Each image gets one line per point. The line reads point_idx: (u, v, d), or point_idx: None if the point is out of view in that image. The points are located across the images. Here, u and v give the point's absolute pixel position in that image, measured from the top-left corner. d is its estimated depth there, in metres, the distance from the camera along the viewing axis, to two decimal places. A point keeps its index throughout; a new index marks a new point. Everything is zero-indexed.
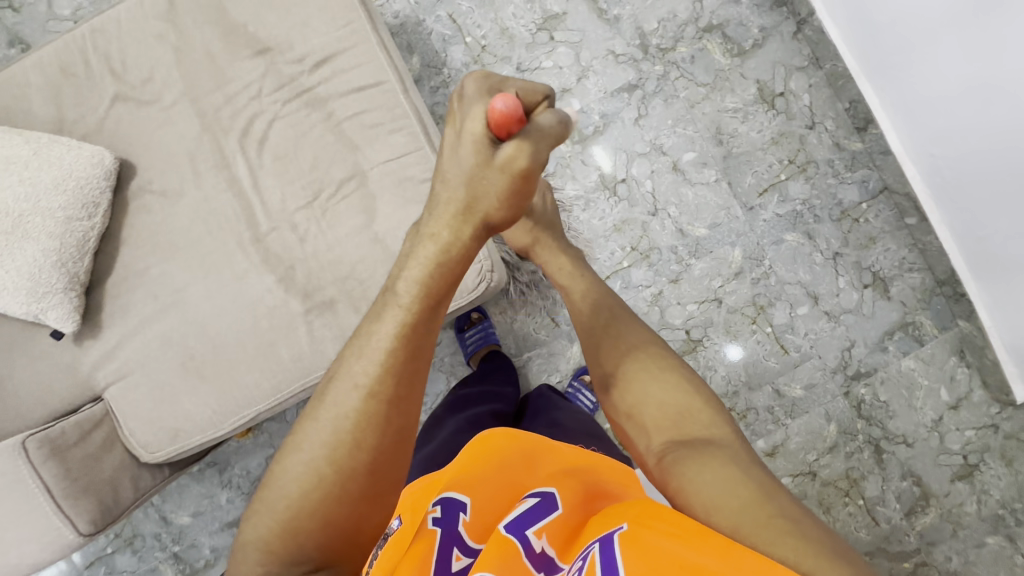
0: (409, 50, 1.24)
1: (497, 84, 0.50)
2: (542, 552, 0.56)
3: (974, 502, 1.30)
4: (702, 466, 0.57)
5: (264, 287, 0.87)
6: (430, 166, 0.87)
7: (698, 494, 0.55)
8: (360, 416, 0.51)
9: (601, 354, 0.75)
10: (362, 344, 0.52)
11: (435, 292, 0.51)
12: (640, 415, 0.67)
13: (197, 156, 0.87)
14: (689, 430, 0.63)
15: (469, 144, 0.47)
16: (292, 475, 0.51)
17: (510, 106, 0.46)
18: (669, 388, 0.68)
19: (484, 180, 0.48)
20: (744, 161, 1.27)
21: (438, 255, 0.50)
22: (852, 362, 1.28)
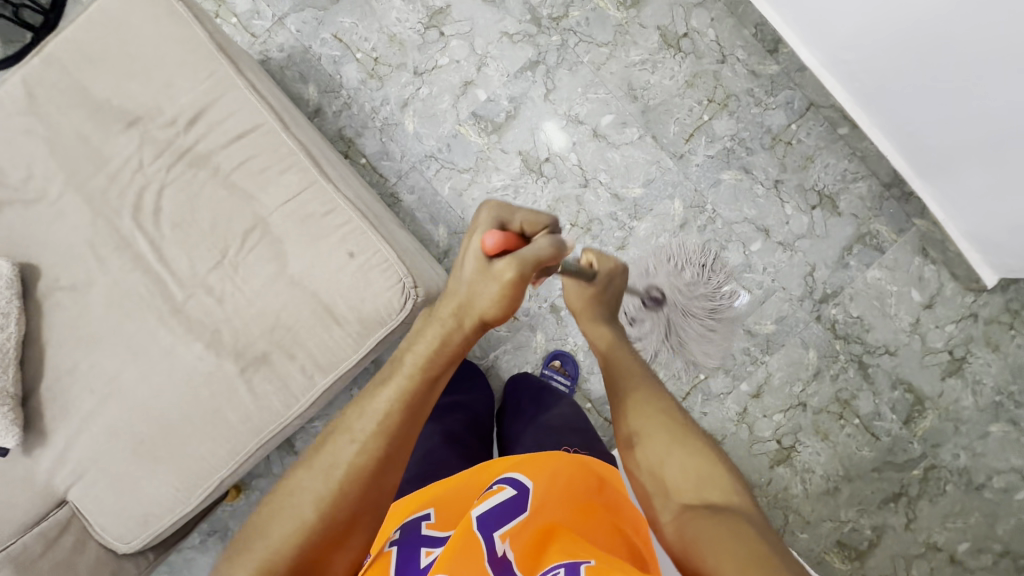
0: (303, 80, 1.22)
1: (505, 211, 0.61)
2: (504, 556, 0.60)
3: (969, 394, 1.28)
4: (720, 529, 0.55)
5: (194, 356, 0.85)
6: (329, 197, 0.86)
7: (710, 557, 0.53)
8: (356, 471, 0.59)
9: (626, 410, 0.73)
10: (369, 402, 0.62)
11: (431, 370, 0.62)
12: (661, 475, 0.65)
13: (95, 241, 0.86)
14: (707, 495, 0.61)
15: (471, 258, 0.59)
16: (281, 517, 0.58)
17: (499, 241, 0.57)
18: (688, 447, 0.66)
19: (481, 286, 0.59)
20: (663, 111, 1.24)
21: (443, 338, 0.62)
22: (817, 285, 1.26)
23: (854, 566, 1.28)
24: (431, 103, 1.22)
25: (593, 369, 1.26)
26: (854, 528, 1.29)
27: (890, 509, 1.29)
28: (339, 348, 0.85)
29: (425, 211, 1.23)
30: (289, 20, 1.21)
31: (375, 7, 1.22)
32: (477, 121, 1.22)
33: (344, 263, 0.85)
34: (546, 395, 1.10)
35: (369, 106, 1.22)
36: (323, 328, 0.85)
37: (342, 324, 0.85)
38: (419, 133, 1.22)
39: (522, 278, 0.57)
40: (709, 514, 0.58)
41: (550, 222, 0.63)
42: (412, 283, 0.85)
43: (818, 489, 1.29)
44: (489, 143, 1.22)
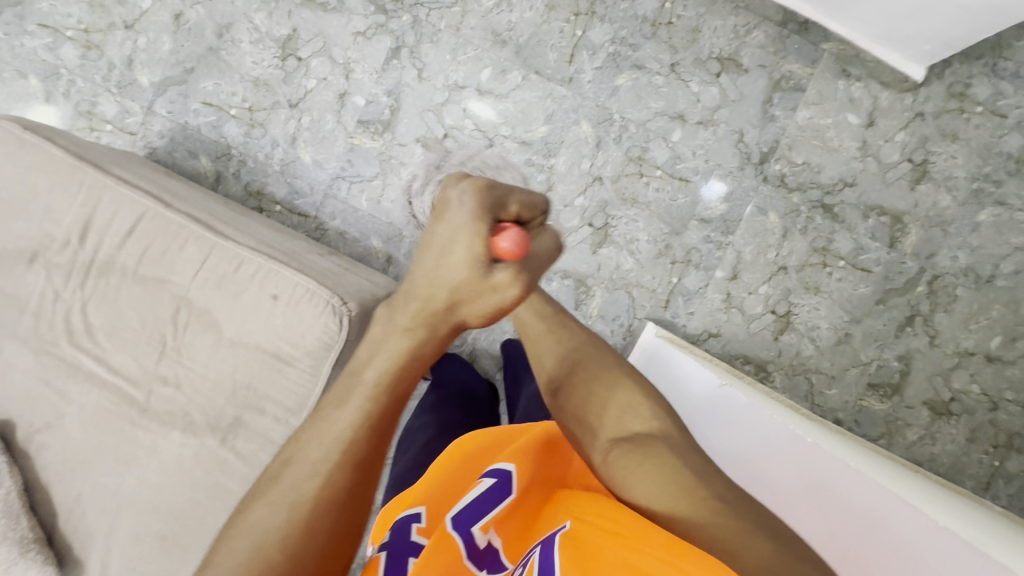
0: (193, 155, 1.24)
1: (496, 195, 0.48)
2: (487, 547, 0.56)
3: (946, 193, 1.23)
4: (646, 457, 0.57)
5: (176, 444, 0.88)
6: (233, 254, 0.88)
7: (637, 489, 0.56)
8: (321, 503, 0.48)
9: (556, 367, 0.75)
10: (327, 426, 0.50)
11: (401, 388, 0.51)
12: (593, 421, 0.66)
13: (48, 377, 0.89)
14: (630, 427, 0.63)
15: (458, 262, 0.46)
16: (232, 563, 0.46)
17: (515, 245, 0.46)
18: (615, 393, 0.67)
19: (470, 294, 0.48)
20: (536, 44, 1.21)
21: (411, 352, 0.50)
22: (752, 148, 1.23)
23: (895, 402, 1.26)
24: (317, 128, 1.23)
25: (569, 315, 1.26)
26: (880, 366, 1.26)
27: (909, 334, 1.25)
28: (298, 386, 0.87)
29: (354, 230, 1.24)
30: (158, 106, 1.23)
31: (227, 60, 1.22)
32: (365, 126, 1.22)
33: (271, 307, 0.87)
34: None
35: (262, 154, 1.23)
36: (277, 373, 0.87)
37: (292, 363, 0.87)
38: (318, 160, 1.23)
39: (524, 292, 0.48)
40: (632, 445, 0.60)
41: (544, 201, 0.53)
42: (340, 301, 0.86)
43: (830, 342, 1.26)
44: (385, 143, 1.22)
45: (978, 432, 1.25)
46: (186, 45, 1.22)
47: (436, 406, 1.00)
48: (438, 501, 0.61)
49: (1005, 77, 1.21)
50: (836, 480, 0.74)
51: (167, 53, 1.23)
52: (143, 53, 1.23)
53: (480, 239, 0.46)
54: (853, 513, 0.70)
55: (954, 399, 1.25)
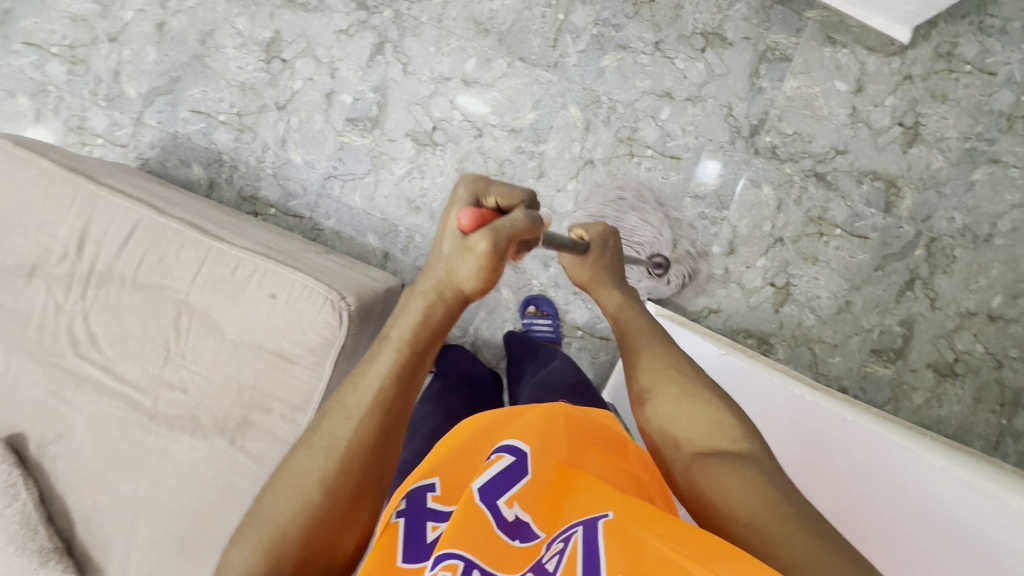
0: (185, 163, 1.24)
1: (482, 182, 0.56)
2: (516, 521, 0.52)
3: (938, 154, 1.23)
4: (735, 473, 0.51)
5: (186, 448, 0.89)
6: (229, 257, 0.88)
7: (724, 504, 0.49)
8: (356, 443, 0.51)
9: (637, 370, 0.67)
10: (356, 384, 0.54)
11: (424, 344, 0.55)
12: (673, 433, 0.59)
13: (56, 389, 0.91)
14: (716, 441, 0.56)
15: (447, 237, 0.54)
16: (280, 500, 0.49)
17: (474, 218, 0.52)
18: (702, 402, 0.60)
19: (458, 261, 0.53)
20: (519, 30, 1.21)
21: (425, 313, 0.55)
22: (741, 122, 1.23)
23: (899, 366, 1.26)
24: (307, 129, 1.23)
25: (569, 300, 1.26)
26: (883, 332, 1.26)
27: (909, 297, 1.25)
28: (303, 383, 0.87)
29: (349, 228, 1.25)
30: (147, 117, 1.24)
31: (213, 67, 1.22)
32: (354, 124, 1.23)
33: (270, 305, 0.88)
34: (544, 351, 1.09)
35: (253, 159, 1.24)
36: (281, 371, 0.88)
37: (295, 360, 0.88)
38: (309, 161, 1.24)
39: (497, 249, 0.51)
40: (720, 459, 0.53)
41: (526, 195, 0.58)
42: (339, 296, 0.87)
43: (830, 311, 1.26)
44: (375, 139, 1.23)
45: (984, 392, 1.25)
46: (171, 54, 1.23)
47: (442, 396, 1.01)
48: (451, 474, 0.58)
49: (992, 34, 1.20)
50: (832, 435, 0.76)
51: (152, 63, 1.23)
52: (129, 65, 1.23)
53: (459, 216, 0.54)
54: (854, 464, 0.70)
55: (958, 360, 1.25)
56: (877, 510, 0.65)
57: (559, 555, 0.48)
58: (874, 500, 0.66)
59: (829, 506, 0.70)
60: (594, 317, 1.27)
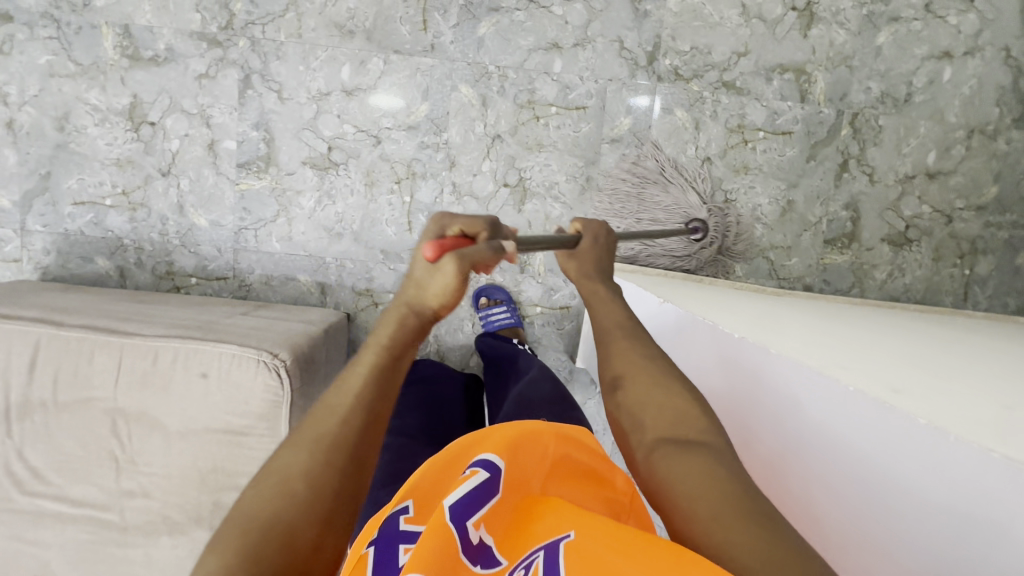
0: (88, 258, 1.19)
1: (446, 219, 0.51)
2: (480, 543, 0.47)
3: (839, 28, 1.19)
4: (699, 464, 0.45)
5: (169, 548, 0.86)
6: (145, 349, 0.84)
7: (678, 488, 0.45)
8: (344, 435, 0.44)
9: (609, 356, 0.61)
10: (329, 400, 0.47)
11: (404, 352, 0.50)
12: (642, 417, 0.53)
13: (18, 530, 0.87)
14: (685, 430, 0.50)
15: (417, 265, 0.48)
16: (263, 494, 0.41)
17: (440, 246, 0.46)
18: (674, 389, 0.54)
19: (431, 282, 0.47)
20: (384, 22, 1.14)
21: (400, 326, 0.50)
22: (636, 52, 1.18)
23: (855, 250, 1.26)
24: (200, 187, 1.17)
25: (518, 281, 1.23)
26: (831, 221, 1.25)
27: (848, 179, 1.24)
28: (261, 453, 0.84)
29: (278, 275, 1.20)
30: (32, 223, 1.17)
31: (80, 152, 1.15)
32: (247, 168, 1.16)
33: (204, 385, 0.84)
34: (522, 360, 1.04)
35: (156, 234, 1.18)
36: (237, 448, 0.84)
37: (247, 432, 0.84)
38: (213, 220, 1.18)
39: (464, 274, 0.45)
40: (683, 447, 0.48)
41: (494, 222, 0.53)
42: (271, 355, 0.84)
43: (776, 215, 1.25)
44: (273, 178, 1.17)
45: (941, 250, 1.26)
46: (32, 151, 1.15)
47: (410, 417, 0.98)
48: (426, 492, 0.53)
49: None
50: (765, 368, 0.61)
51: (16, 165, 1.15)
52: None
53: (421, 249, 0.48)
54: (782, 402, 0.57)
55: (909, 227, 1.25)
56: (791, 468, 0.56)
57: None
58: (804, 443, 0.54)
59: (770, 455, 0.60)
60: (547, 290, 1.24)
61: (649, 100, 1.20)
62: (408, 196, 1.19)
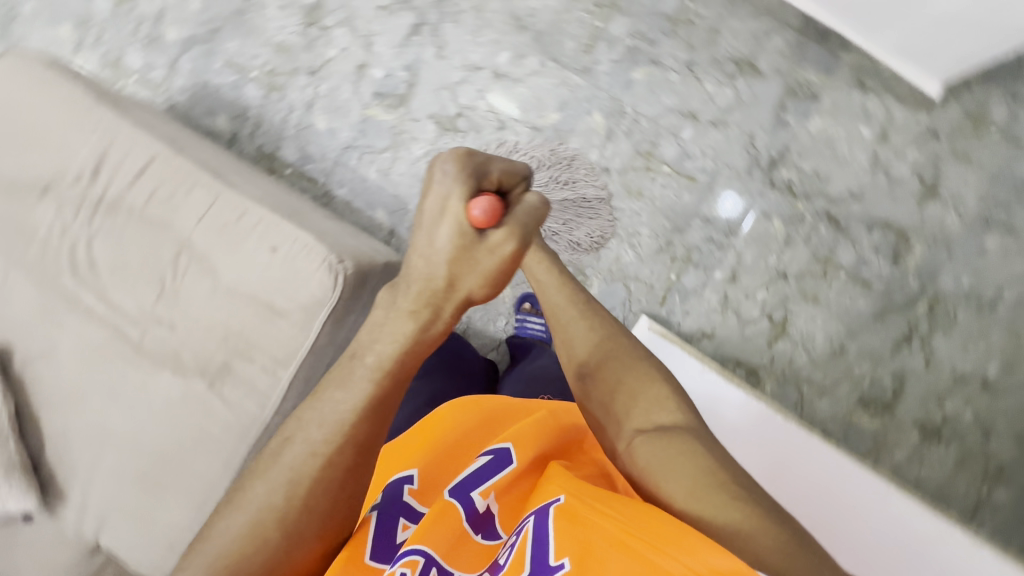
0: (211, 112, 1.28)
1: (472, 169, 0.53)
2: (485, 513, 0.55)
3: (952, 214, 1.22)
4: (672, 447, 0.53)
5: (166, 384, 0.91)
6: (238, 203, 0.90)
7: (667, 476, 0.51)
8: (318, 484, 0.53)
9: (577, 342, 0.65)
10: (326, 414, 0.54)
11: (400, 372, 0.54)
12: (615, 406, 0.59)
13: (48, 308, 0.93)
14: (658, 417, 0.57)
15: (455, 232, 0.51)
16: (239, 531, 0.52)
17: (489, 209, 0.51)
18: (641, 375, 0.61)
19: (468, 263, 0.52)
20: (556, 30, 1.23)
21: (416, 334, 0.54)
22: (762, 152, 1.23)
23: (886, 421, 1.24)
24: (334, 96, 1.25)
25: None
26: (873, 382, 1.24)
27: (904, 351, 1.24)
28: (287, 339, 0.88)
29: (359, 201, 1.26)
30: (183, 63, 1.28)
31: (254, 24, 1.26)
32: (381, 99, 1.25)
33: (270, 258, 0.89)
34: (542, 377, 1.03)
35: (278, 118, 1.27)
36: (270, 324, 0.89)
37: (285, 315, 0.89)
38: (331, 128, 1.26)
39: (521, 245, 0.52)
40: (660, 433, 0.54)
41: (526, 171, 0.57)
42: (337, 259, 0.88)
43: (824, 354, 1.25)
44: (399, 116, 1.25)
45: (968, 459, 1.23)
46: (216, 5, 1.27)
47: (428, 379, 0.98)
48: (431, 467, 0.62)
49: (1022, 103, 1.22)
50: None
51: (197, 11, 1.27)
52: (174, 11, 1.28)
53: (466, 207, 0.51)
54: None
55: (946, 423, 1.23)
56: None
57: (510, 546, 0.50)
58: None
59: None
60: None
61: (754, 201, 1.24)
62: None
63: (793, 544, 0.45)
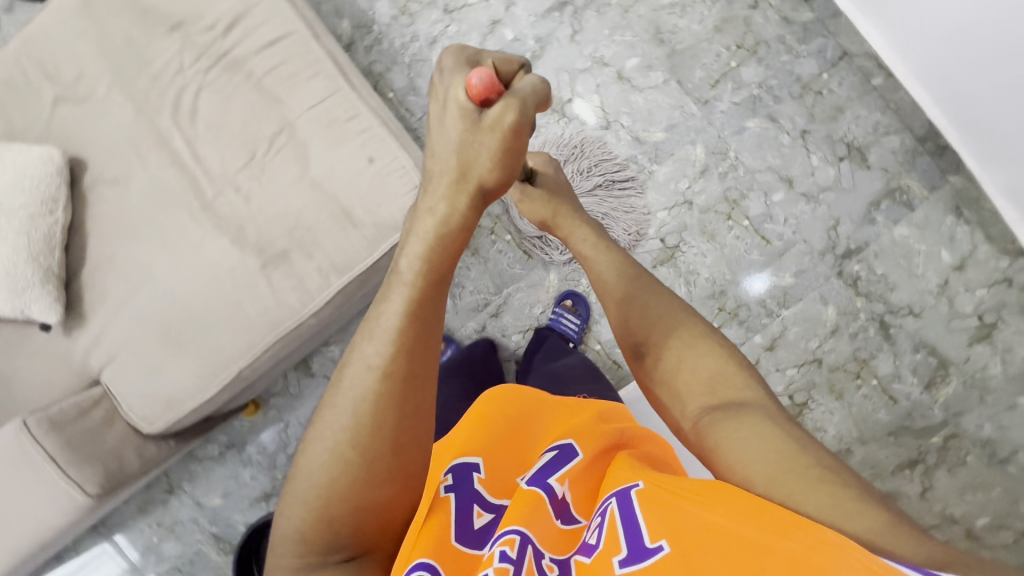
0: (338, 14, 1.28)
1: (468, 58, 0.53)
2: (564, 498, 0.54)
3: (997, 363, 1.22)
4: (743, 426, 0.54)
5: (220, 250, 0.91)
6: (352, 105, 0.90)
7: (740, 452, 0.53)
8: (380, 395, 0.50)
9: (632, 321, 0.71)
10: (375, 324, 0.51)
11: (440, 263, 0.52)
12: (675, 382, 0.64)
13: (135, 138, 0.93)
14: (724, 395, 0.60)
15: (459, 109, 0.51)
16: (319, 463, 0.50)
17: (484, 79, 0.50)
18: (703, 352, 0.64)
19: (475, 147, 0.51)
20: (690, 56, 1.24)
21: (438, 225, 0.52)
22: (840, 240, 1.23)
23: None
24: (459, 40, 1.26)
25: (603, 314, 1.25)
26: None
27: (905, 475, 1.23)
28: (352, 249, 0.88)
29: None
30: None
31: None
32: None
33: (364, 167, 0.89)
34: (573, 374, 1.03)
35: (399, 42, 1.27)
36: (341, 230, 0.89)
37: (359, 227, 0.89)
38: None
39: (522, 118, 0.50)
40: (728, 411, 0.57)
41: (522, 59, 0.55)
42: None
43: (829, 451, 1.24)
44: None
45: None
46: None
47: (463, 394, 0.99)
48: (493, 452, 0.59)
49: None
50: None
51: None
52: None
53: (466, 89, 0.51)
54: None
55: None
56: None
57: (598, 526, 0.50)
58: None
59: None
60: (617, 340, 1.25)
61: (816, 283, 1.24)
62: (591, 184, 1.22)
63: (887, 514, 0.45)
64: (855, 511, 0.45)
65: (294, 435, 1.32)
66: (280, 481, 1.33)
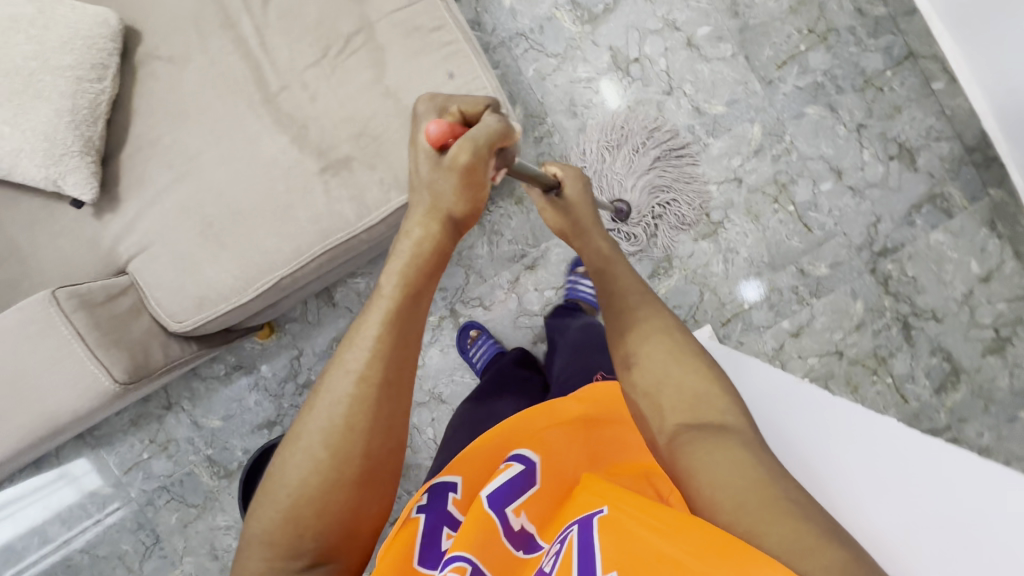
0: None
1: (440, 102, 0.56)
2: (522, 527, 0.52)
3: (1005, 376, 1.24)
4: (716, 449, 0.47)
5: (277, 149, 0.86)
6: (439, 15, 0.85)
7: (705, 474, 0.46)
8: (354, 403, 0.51)
9: (623, 331, 0.65)
10: (355, 337, 0.53)
11: (417, 283, 0.55)
12: (656, 395, 0.57)
13: (201, 18, 0.88)
14: (702, 414, 0.53)
15: (424, 154, 0.53)
16: (296, 465, 0.50)
17: (440, 127, 0.51)
18: (687, 367, 0.58)
19: (439, 183, 0.53)
20: (762, 33, 1.23)
21: (415, 247, 0.55)
22: (878, 238, 1.25)
23: None
24: None
25: None
26: None
27: None
28: None
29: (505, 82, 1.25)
30: None
31: None
32: (573, 7, 1.24)
33: (442, 83, 0.84)
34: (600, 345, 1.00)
35: None
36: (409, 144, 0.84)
37: None
38: (514, 9, 1.25)
39: (477, 158, 0.51)
40: (704, 430, 0.50)
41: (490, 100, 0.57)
42: None
43: None
44: (582, 32, 1.24)
45: None
46: None
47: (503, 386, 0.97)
48: (470, 467, 0.58)
49: None
50: None
51: None
52: None
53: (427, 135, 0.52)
54: None
55: None
56: None
57: (555, 554, 0.47)
58: None
59: None
60: None
61: (850, 277, 1.25)
62: (649, 159, 1.21)
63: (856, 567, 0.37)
64: (816, 553, 0.37)
65: (306, 365, 1.28)
66: (285, 410, 1.28)
